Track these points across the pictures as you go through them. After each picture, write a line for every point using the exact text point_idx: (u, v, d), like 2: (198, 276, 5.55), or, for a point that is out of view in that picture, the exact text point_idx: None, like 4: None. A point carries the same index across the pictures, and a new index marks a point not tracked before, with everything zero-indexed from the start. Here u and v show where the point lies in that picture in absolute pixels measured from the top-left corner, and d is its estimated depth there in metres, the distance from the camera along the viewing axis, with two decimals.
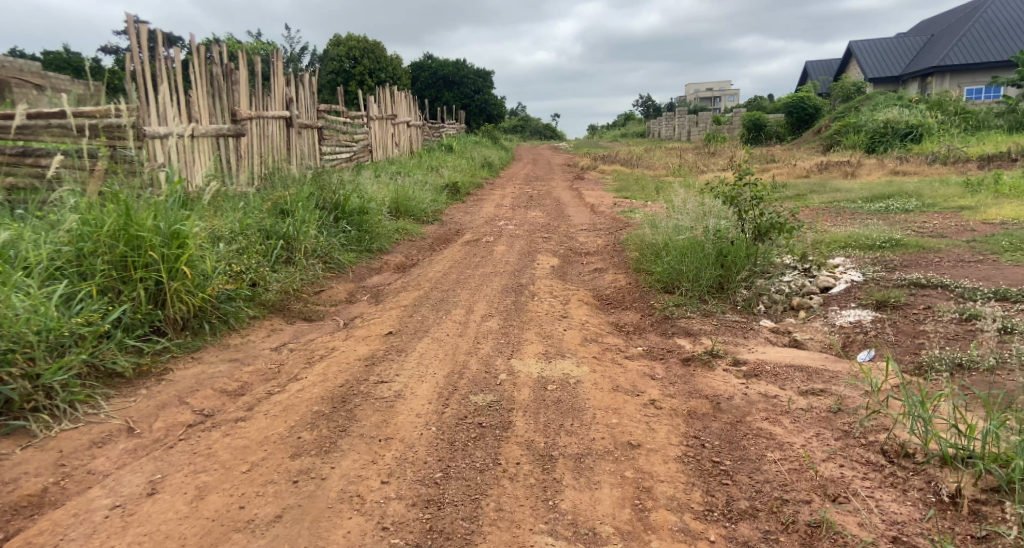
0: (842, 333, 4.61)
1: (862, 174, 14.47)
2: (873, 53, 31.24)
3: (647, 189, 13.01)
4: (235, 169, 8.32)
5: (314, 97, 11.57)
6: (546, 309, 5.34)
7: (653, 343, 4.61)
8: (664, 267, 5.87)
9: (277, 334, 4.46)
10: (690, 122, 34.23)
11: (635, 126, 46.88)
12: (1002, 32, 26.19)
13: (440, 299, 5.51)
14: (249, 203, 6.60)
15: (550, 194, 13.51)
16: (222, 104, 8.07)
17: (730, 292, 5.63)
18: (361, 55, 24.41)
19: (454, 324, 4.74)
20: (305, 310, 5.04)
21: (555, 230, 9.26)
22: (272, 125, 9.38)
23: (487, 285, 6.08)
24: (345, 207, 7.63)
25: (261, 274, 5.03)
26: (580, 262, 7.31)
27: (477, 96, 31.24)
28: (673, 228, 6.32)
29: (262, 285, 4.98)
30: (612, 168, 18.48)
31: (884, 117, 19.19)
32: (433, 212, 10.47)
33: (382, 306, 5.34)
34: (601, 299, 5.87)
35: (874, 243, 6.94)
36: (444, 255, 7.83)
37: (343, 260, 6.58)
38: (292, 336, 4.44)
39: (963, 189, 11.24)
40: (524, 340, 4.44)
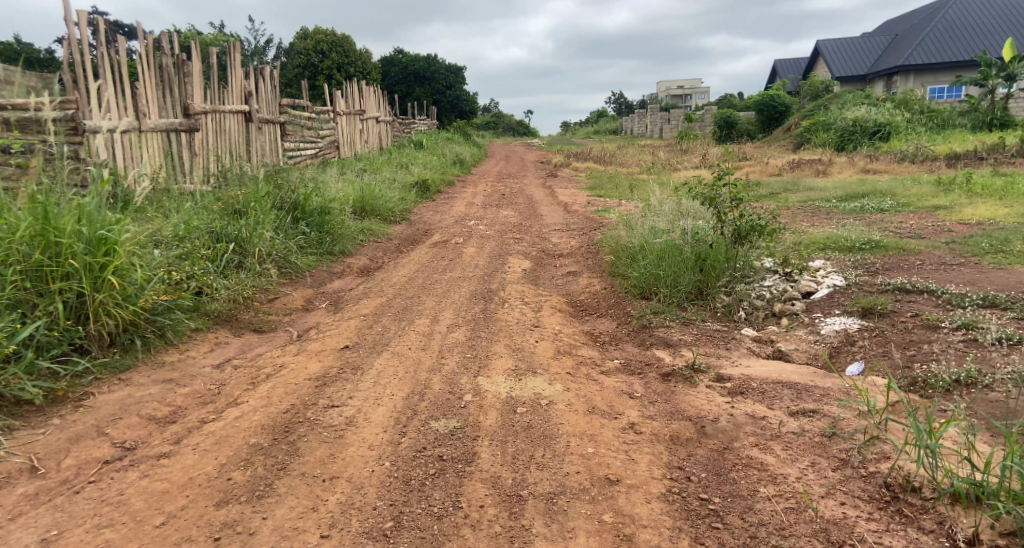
0: (828, 343, 4.35)
1: (834, 172, 14.39)
2: (840, 52, 31.46)
3: (620, 187, 12.75)
4: (189, 167, 7.89)
5: (276, 91, 11.13)
6: (517, 317, 5.03)
7: (630, 355, 4.31)
8: (640, 272, 5.57)
9: (222, 348, 4.08)
10: (662, 120, 34.17)
11: (607, 123, 46.83)
12: (965, 32, 26.49)
13: (403, 307, 5.15)
14: (199, 203, 6.19)
15: (521, 192, 13.18)
16: (173, 98, 7.63)
17: (709, 298, 5.34)
18: (329, 49, 23.86)
19: (417, 337, 4.40)
20: (255, 320, 4.66)
21: (527, 230, 8.95)
22: (229, 120, 8.94)
23: (453, 290, 5.75)
24: (304, 207, 7.23)
25: (207, 282, 4.65)
26: (553, 265, 7.01)
27: (449, 92, 30.83)
28: (649, 230, 6.04)
29: (208, 294, 4.61)
30: (585, 165, 18.22)
31: (853, 116, 19.22)
32: (401, 211, 10.08)
33: (340, 316, 4.97)
34: (574, 306, 5.57)
35: (853, 245, 6.74)
36: (411, 257, 7.47)
37: (300, 264, 6.20)
38: (238, 350, 4.07)
39: (935, 187, 11.15)
40: (492, 354, 4.12)
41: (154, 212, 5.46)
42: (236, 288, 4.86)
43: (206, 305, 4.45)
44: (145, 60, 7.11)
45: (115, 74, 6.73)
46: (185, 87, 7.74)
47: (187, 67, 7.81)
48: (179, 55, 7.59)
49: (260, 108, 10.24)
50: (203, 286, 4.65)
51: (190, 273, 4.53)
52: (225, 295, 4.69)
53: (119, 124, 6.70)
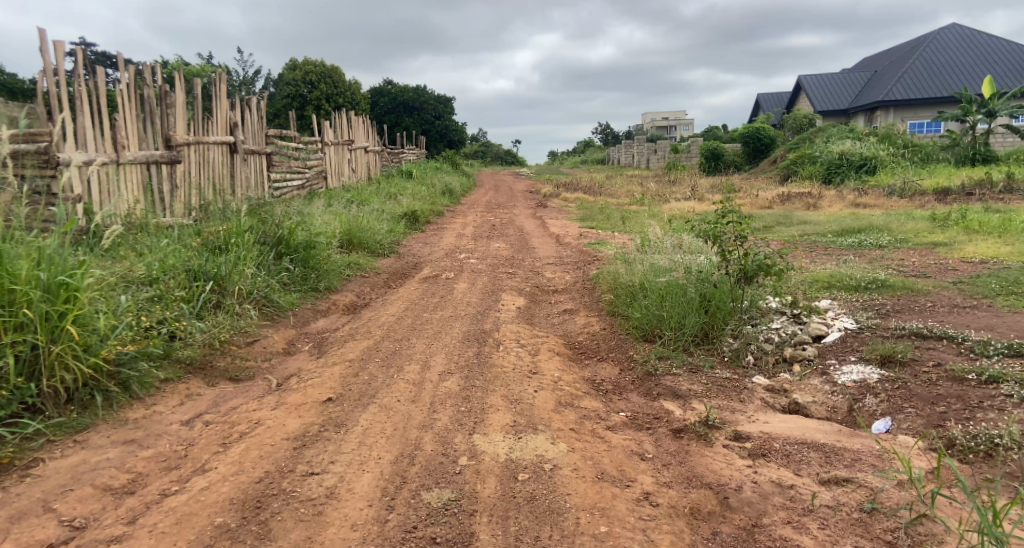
0: (847, 394, 4.05)
1: (824, 205, 14.28)
2: (823, 86, 31.80)
3: (612, 220, 12.53)
4: (170, 200, 7.58)
5: (262, 122, 10.88)
6: (514, 362, 4.71)
7: (636, 407, 4.00)
8: (642, 313, 5.25)
9: (192, 402, 3.76)
10: (650, 151, 34.26)
11: (594, 154, 46.94)
12: (946, 68, 26.88)
13: (391, 351, 4.82)
14: (177, 239, 5.86)
15: (512, 223, 12.93)
16: (154, 129, 7.33)
17: (716, 341, 5.00)
18: (318, 79, 23.75)
19: (406, 386, 4.06)
20: (231, 367, 4.34)
21: (520, 264, 8.67)
22: (213, 151, 8.64)
23: (444, 331, 5.43)
24: (289, 241, 6.91)
25: (182, 324, 4.36)
26: (549, 302, 6.72)
27: (438, 122, 30.75)
28: (649, 268, 5.74)
29: (183, 340, 4.30)
30: (575, 195, 18.06)
31: (839, 150, 19.25)
32: (389, 244, 9.78)
33: (323, 361, 4.64)
34: (573, 348, 5.26)
35: (859, 283, 6.49)
36: (400, 293, 7.16)
37: (283, 302, 5.89)
38: (210, 405, 3.75)
39: (931, 223, 11.01)
40: (488, 407, 3.79)
41: (126, 251, 5.15)
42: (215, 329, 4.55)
43: (179, 351, 4.14)
44: (125, 90, 6.85)
45: (92, 105, 6.46)
46: (167, 118, 7.46)
47: (170, 98, 7.56)
48: (161, 85, 7.31)
49: (245, 139, 9.97)
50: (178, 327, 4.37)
51: (161, 316, 4.22)
52: (203, 339, 4.40)
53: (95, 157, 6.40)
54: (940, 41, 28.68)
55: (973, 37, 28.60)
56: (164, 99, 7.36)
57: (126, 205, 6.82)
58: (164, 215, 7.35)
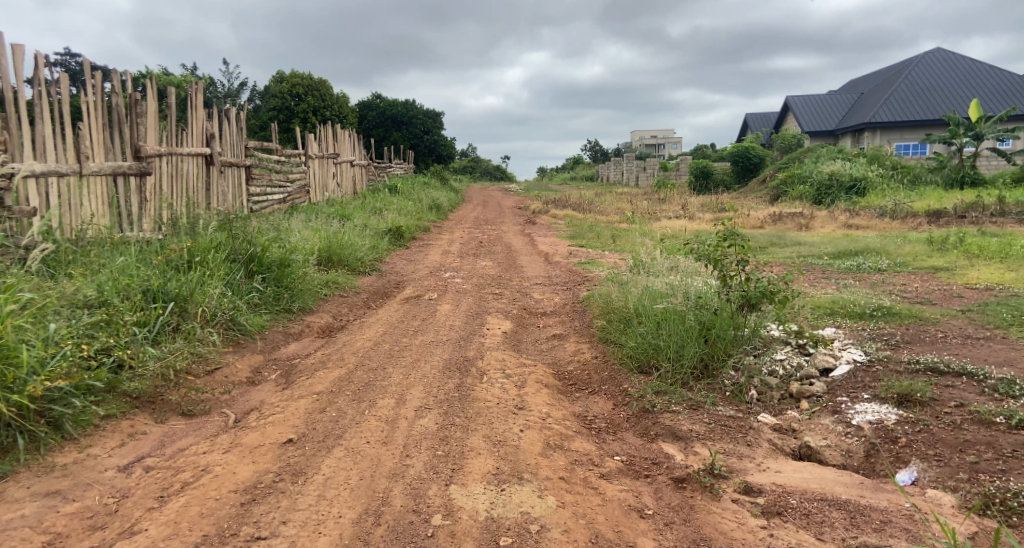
0: (862, 437, 3.70)
1: (817, 226, 14.02)
2: (812, 107, 31.82)
3: (603, 238, 12.22)
4: (139, 213, 7.17)
5: (242, 133, 10.48)
6: (497, 396, 4.32)
7: (632, 449, 3.62)
8: (638, 342, 4.86)
9: (135, 442, 3.39)
10: (639, 168, 34.08)
11: (584, 170, 46.74)
12: (934, 91, 26.96)
13: (365, 382, 4.44)
14: (137, 257, 5.46)
15: (500, 241, 12.57)
16: (122, 140, 6.90)
17: (717, 374, 4.61)
18: (305, 92, 23.41)
19: (377, 425, 3.68)
20: (186, 400, 3.96)
21: (507, 284, 8.29)
22: (187, 162, 8.24)
23: (423, 359, 5.03)
24: (262, 259, 6.51)
25: (132, 352, 3.98)
26: (537, 326, 6.33)
27: (426, 136, 30.44)
28: (645, 292, 5.33)
29: (131, 370, 3.91)
30: (564, 212, 17.72)
31: (829, 170, 19.03)
32: (371, 261, 9.38)
33: (289, 394, 4.25)
34: (562, 379, 4.88)
35: (863, 310, 6.15)
36: (379, 315, 6.76)
37: (251, 325, 5.50)
38: (155, 445, 3.39)
39: (928, 246, 10.73)
40: (468, 450, 3.40)
41: (78, 271, 4.77)
42: (170, 355, 4.17)
43: (124, 383, 3.76)
44: (91, 98, 6.45)
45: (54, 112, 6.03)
46: (138, 128, 7.04)
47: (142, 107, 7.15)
48: (131, 93, 6.87)
49: (222, 151, 9.56)
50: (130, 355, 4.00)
51: (105, 342, 3.83)
52: (156, 369, 4.02)
53: (55, 167, 5.98)
54: (928, 64, 28.77)
55: (958, 61, 28.71)
56: (134, 108, 6.95)
57: (88, 219, 6.40)
58: (130, 230, 6.95)
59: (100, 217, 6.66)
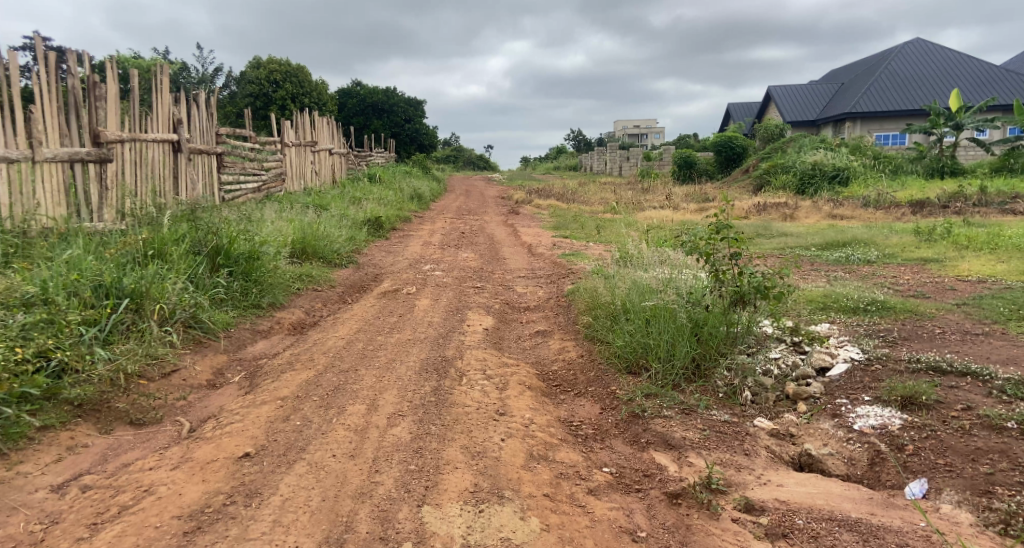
0: (865, 443, 3.45)
1: (801, 216, 13.83)
2: (795, 96, 31.72)
3: (587, 228, 11.96)
4: (100, 203, 6.80)
5: (213, 119, 10.06)
6: (478, 400, 4.05)
7: (622, 460, 3.37)
8: (626, 341, 4.59)
9: (74, 456, 3.37)
10: (622, 157, 33.86)
11: (567, 160, 46.43)
12: (917, 81, 26.93)
13: (332, 388, 4.18)
14: (85, 252, 5.27)
15: (483, 231, 12.25)
16: (79, 122, 6.49)
17: (709, 375, 4.32)
18: (283, 78, 22.91)
19: (345, 435, 3.47)
20: (135, 408, 3.92)
21: (489, 277, 8.00)
22: (152, 149, 7.85)
23: (398, 360, 4.73)
24: (229, 251, 6.33)
25: (76, 356, 3.92)
26: (520, 322, 6.06)
27: (408, 124, 29.98)
28: (632, 287, 5.05)
29: (74, 375, 3.86)
30: (548, 202, 17.40)
31: (812, 160, 18.77)
32: (348, 253, 9.04)
33: (251, 398, 4.13)
34: (546, 381, 4.61)
35: (858, 305, 5.69)
36: (355, 310, 6.46)
37: (215, 323, 5.40)
38: (98, 457, 3.35)
39: (915, 236, 10.55)
40: (444, 465, 3.15)
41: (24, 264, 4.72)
42: (121, 358, 4.11)
43: (66, 390, 3.70)
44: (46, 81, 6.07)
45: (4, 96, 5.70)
46: (97, 112, 6.65)
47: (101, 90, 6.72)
48: (90, 75, 6.45)
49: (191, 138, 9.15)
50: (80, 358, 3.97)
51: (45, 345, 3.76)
52: (105, 373, 3.96)
53: (1, 153, 5.66)
54: (910, 54, 28.75)
55: (939, 51, 28.69)
56: (93, 91, 6.55)
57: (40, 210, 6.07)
58: (92, 221, 6.59)
59: (56, 207, 6.30)
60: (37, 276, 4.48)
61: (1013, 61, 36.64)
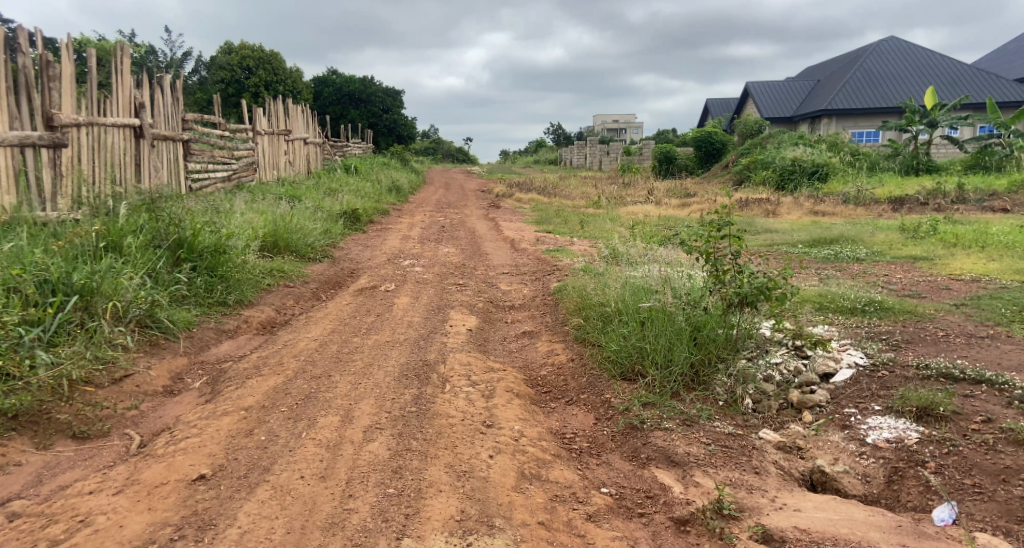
0: (881, 459, 3.20)
1: (782, 212, 13.62)
2: (774, 91, 31.71)
3: (569, 223, 11.66)
4: (54, 191, 6.34)
5: (180, 105, 9.59)
6: (462, 410, 3.76)
7: (622, 479, 3.11)
8: (620, 346, 4.28)
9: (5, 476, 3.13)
10: (601, 151, 33.64)
11: (546, 154, 46.08)
12: (894, 78, 27.03)
13: (303, 397, 3.85)
14: (25, 243, 4.90)
15: (463, 225, 11.89)
16: (31, 105, 6.05)
17: (708, 382, 3.99)
18: (257, 65, 22.33)
19: (316, 453, 3.16)
20: (77, 419, 3.66)
21: (470, 273, 7.66)
22: (114, 135, 7.41)
23: (376, 365, 4.38)
24: (192, 244, 5.99)
25: (12, 362, 3.82)
26: (505, 322, 5.74)
27: (386, 115, 29.46)
28: (627, 289, 4.73)
29: (9, 383, 3.74)
30: (528, 196, 17.06)
31: (791, 156, 18.62)
32: (323, 246, 8.62)
33: (212, 409, 3.84)
34: (535, 387, 4.31)
35: (854, 305, 5.30)
36: (329, 308, 6.11)
37: (175, 323, 5.16)
38: (32, 477, 3.14)
39: (901, 234, 10.36)
40: (426, 487, 2.86)
41: None
42: (64, 363, 4.00)
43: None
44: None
45: None
46: (51, 93, 6.19)
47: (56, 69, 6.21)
48: (43, 54, 5.98)
49: (155, 124, 8.66)
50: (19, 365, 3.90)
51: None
52: (47, 379, 3.83)
53: None
54: (888, 51, 28.85)
55: (916, 49, 28.84)
56: (46, 70, 6.06)
57: None
58: (43, 211, 6.13)
59: (4, 195, 5.84)
60: None
61: (987, 58, 36.90)
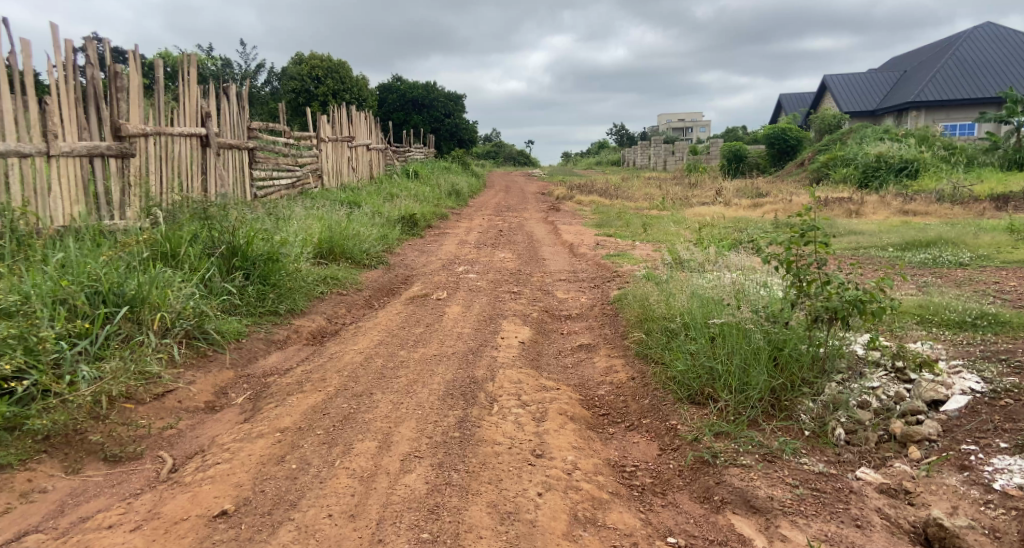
0: (1012, 511, 2.69)
1: (868, 212, 12.69)
2: (851, 85, 30.13)
3: (632, 226, 11.16)
4: (121, 202, 6.33)
5: (245, 113, 9.60)
6: (509, 436, 3.42)
7: (691, 527, 2.77)
8: (688, 366, 3.85)
9: (32, 504, 2.97)
10: (667, 151, 32.77)
11: (609, 155, 45.33)
12: (986, 67, 25.22)
13: (343, 418, 3.59)
14: (77, 254, 4.85)
15: (521, 229, 11.55)
16: (100, 116, 6.02)
17: (791, 408, 3.51)
18: (325, 75, 22.64)
19: (347, 485, 2.90)
20: (111, 439, 3.48)
21: (526, 280, 7.30)
22: (180, 144, 7.41)
23: (421, 382, 4.07)
24: (246, 252, 5.86)
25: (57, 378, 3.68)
26: (561, 334, 5.36)
27: (448, 120, 29.45)
28: (695, 303, 4.28)
29: (54, 399, 3.59)
30: (590, 198, 16.59)
31: (875, 152, 17.53)
32: (379, 252, 8.41)
33: (248, 429, 3.61)
34: (592, 409, 3.92)
35: (963, 318, 4.60)
36: (379, 317, 5.87)
37: (223, 334, 5.00)
38: (57, 506, 2.96)
39: (1007, 235, 9.39)
40: (465, 533, 2.61)
41: (15, 270, 4.47)
42: (107, 378, 3.86)
43: (30, 421, 3.29)
44: (60, 69, 5.59)
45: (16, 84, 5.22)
46: (119, 104, 6.13)
47: (122, 81, 6.21)
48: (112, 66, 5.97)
49: (220, 133, 8.68)
50: (60, 380, 3.76)
51: (18, 363, 3.57)
52: (87, 395, 3.65)
53: (13, 147, 5.21)
54: (979, 39, 26.98)
55: (1010, 36, 26.87)
56: (115, 82, 6.05)
57: (57, 209, 5.67)
58: (111, 220, 6.11)
59: (73, 204, 5.82)
60: (22, 284, 4.21)
61: None
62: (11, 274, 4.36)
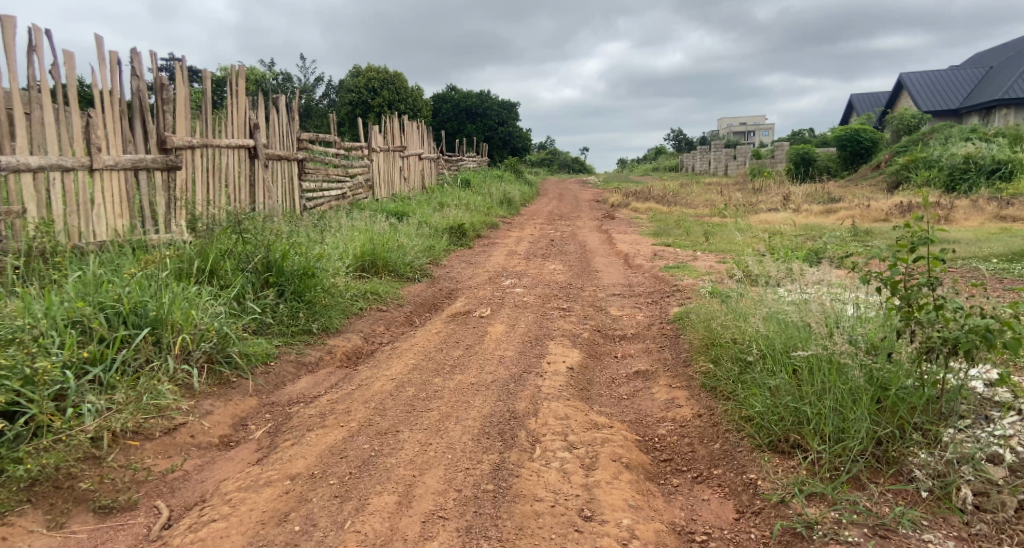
0: None
1: (959, 218, 11.58)
2: (929, 83, 28.43)
3: (693, 235, 10.46)
4: (167, 217, 6.01)
5: (295, 123, 9.35)
6: (554, 490, 2.88)
7: None
8: (770, 405, 3.23)
9: None
10: (728, 156, 31.65)
11: (668, 160, 44.22)
12: None
13: (363, 463, 3.11)
14: (102, 270, 4.53)
15: (575, 238, 10.98)
16: (147, 128, 5.72)
17: (900, 461, 2.87)
18: (380, 86, 22.62)
19: None
20: (105, 487, 3.10)
21: (578, 295, 6.75)
22: (226, 156, 7.14)
23: (454, 418, 3.57)
24: (280, 268, 5.49)
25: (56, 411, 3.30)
26: (615, 358, 4.78)
27: (502, 128, 29.14)
28: (775, 328, 3.64)
29: (47, 437, 3.21)
30: (647, 205, 15.88)
31: (963, 152, 16.22)
32: (423, 264, 7.97)
33: (259, 472, 3.18)
34: (651, 453, 3.35)
35: None
36: (417, 337, 5.40)
37: (250, 357, 4.60)
38: None
39: None
40: None
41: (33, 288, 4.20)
42: (112, 411, 3.46)
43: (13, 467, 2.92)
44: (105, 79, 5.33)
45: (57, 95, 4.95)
46: (165, 116, 5.85)
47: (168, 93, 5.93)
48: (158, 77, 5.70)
49: (269, 143, 8.44)
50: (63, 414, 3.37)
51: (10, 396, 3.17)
52: (87, 432, 3.27)
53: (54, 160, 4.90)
54: None
55: None
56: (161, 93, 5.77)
57: (100, 225, 5.34)
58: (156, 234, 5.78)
59: (118, 219, 5.50)
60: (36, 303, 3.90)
61: None
62: (27, 292, 4.09)
